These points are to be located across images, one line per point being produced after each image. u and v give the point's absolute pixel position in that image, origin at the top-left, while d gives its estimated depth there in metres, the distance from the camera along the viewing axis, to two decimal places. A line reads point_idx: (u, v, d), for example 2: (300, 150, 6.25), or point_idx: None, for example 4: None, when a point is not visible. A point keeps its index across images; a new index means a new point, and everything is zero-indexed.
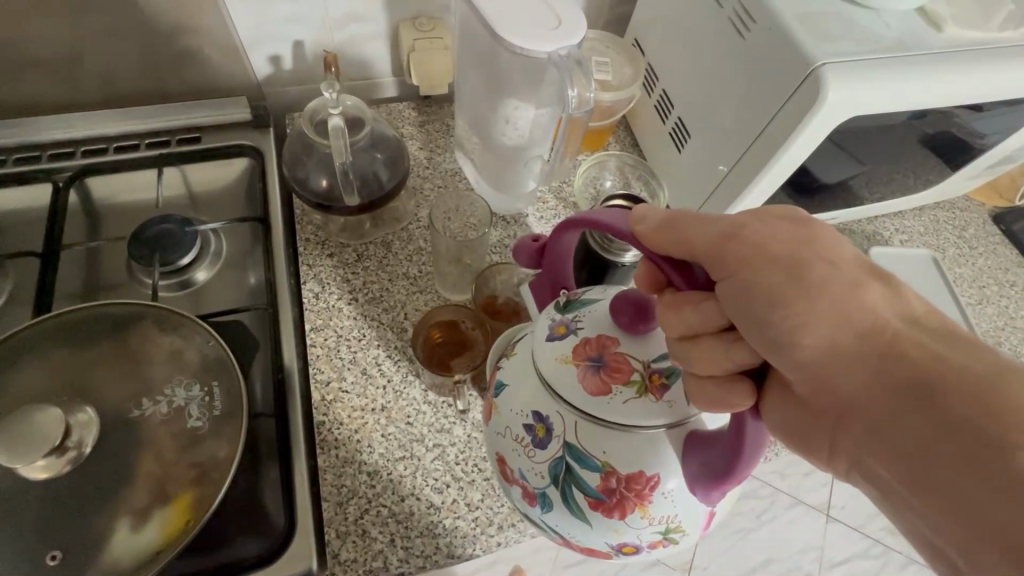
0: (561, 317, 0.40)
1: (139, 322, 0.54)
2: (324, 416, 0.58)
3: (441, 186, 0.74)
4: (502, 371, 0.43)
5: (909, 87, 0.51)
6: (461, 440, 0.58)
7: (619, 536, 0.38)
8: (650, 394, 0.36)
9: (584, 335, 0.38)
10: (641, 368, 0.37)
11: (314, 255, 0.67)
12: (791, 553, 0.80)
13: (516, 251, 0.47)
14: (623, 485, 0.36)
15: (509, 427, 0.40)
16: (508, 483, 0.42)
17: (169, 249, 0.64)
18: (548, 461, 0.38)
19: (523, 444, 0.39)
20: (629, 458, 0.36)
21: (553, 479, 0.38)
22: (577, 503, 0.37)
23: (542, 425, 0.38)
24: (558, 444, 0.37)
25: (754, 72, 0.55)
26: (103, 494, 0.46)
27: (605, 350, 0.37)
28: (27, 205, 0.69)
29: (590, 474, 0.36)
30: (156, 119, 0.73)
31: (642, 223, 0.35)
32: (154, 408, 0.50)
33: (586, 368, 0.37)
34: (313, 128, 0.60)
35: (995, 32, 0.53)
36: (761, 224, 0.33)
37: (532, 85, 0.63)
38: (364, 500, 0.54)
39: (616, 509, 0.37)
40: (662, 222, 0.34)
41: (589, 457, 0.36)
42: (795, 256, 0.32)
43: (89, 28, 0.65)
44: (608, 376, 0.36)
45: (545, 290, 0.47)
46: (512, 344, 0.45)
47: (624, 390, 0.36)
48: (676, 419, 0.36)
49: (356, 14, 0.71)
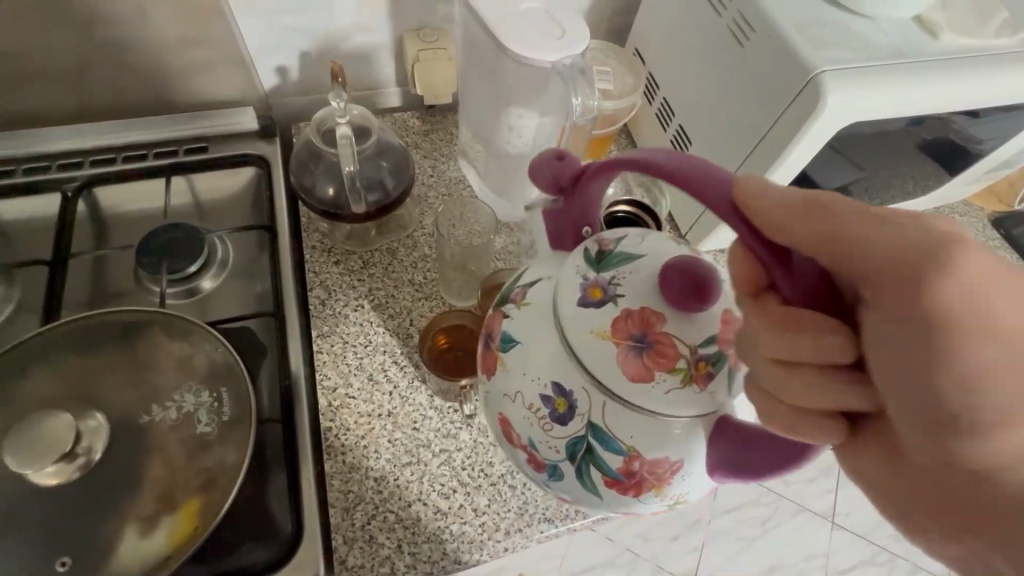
0: (597, 276, 0.38)
1: (148, 328, 0.54)
2: (331, 422, 0.58)
3: (445, 194, 0.75)
4: (510, 324, 0.41)
5: (908, 93, 0.51)
6: (467, 445, 0.58)
7: (625, 506, 0.40)
8: (695, 383, 0.35)
9: (626, 308, 0.36)
10: (687, 355, 0.36)
11: (321, 262, 0.67)
12: (797, 561, 0.94)
13: (537, 175, 0.42)
14: (643, 468, 0.37)
15: (521, 393, 0.40)
16: (513, 447, 0.43)
17: (176, 256, 0.65)
18: (567, 439, 0.38)
19: (538, 416, 0.39)
20: (652, 441, 0.36)
21: (570, 454, 0.39)
22: (592, 479, 0.39)
23: (563, 399, 0.38)
24: (582, 423, 0.37)
25: (754, 80, 0.56)
26: (110, 501, 0.47)
27: (648, 329, 0.36)
28: (37, 216, 0.70)
29: (611, 455, 0.37)
30: (163, 130, 0.74)
31: (757, 200, 0.29)
32: (162, 414, 0.51)
33: (627, 350, 0.36)
34: (320, 136, 0.61)
35: (991, 38, 0.54)
36: (971, 252, 0.25)
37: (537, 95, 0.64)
38: (371, 506, 0.54)
39: (631, 488, 0.38)
40: (791, 211, 0.28)
41: (613, 440, 0.37)
42: (1008, 324, 0.24)
43: (98, 42, 0.66)
44: (651, 361, 0.35)
45: (566, 227, 0.43)
46: (520, 288, 0.42)
47: (667, 378, 0.35)
48: (709, 410, 0.36)
49: (361, 25, 0.72)
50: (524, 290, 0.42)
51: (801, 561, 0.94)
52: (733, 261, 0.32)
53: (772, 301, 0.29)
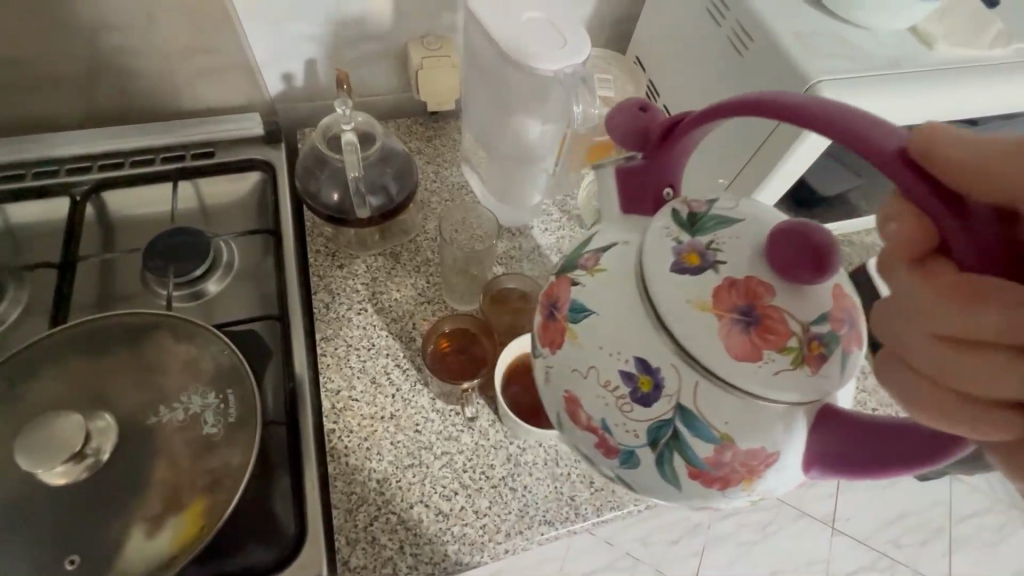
0: (691, 241, 0.33)
1: (156, 330, 0.55)
2: (334, 424, 0.59)
3: (448, 200, 0.76)
4: (580, 292, 0.36)
5: (905, 102, 0.52)
6: (469, 447, 0.59)
7: (703, 500, 0.36)
8: (807, 365, 0.31)
9: (729, 276, 0.32)
10: (800, 332, 0.31)
11: (325, 266, 0.68)
12: (797, 564, 1.02)
13: (620, 125, 0.37)
14: (736, 459, 0.33)
15: (594, 368, 0.34)
16: (573, 427, 0.37)
17: (182, 259, 0.66)
18: (649, 423, 0.33)
19: (616, 395, 0.34)
20: (750, 429, 0.32)
21: (651, 440, 0.34)
22: (673, 469, 0.34)
23: (647, 378, 0.33)
24: (670, 406, 0.33)
25: (752, 89, 0.57)
26: (118, 500, 0.47)
27: (756, 301, 0.31)
28: (47, 220, 0.71)
29: (701, 443, 0.33)
30: (170, 134, 0.75)
31: (947, 144, 0.23)
32: (170, 415, 0.51)
33: (732, 323, 0.31)
34: (325, 143, 0.62)
35: (985, 50, 0.55)
36: None
37: (539, 105, 0.64)
38: (373, 507, 0.55)
39: (717, 480, 0.34)
40: (997, 157, 0.21)
41: (706, 427, 0.32)
42: None
43: (108, 50, 0.68)
44: (760, 337, 0.31)
45: (646, 186, 0.38)
46: (591, 250, 0.37)
47: (778, 357, 0.31)
48: (813, 397, 0.31)
49: (366, 32, 0.73)
50: (596, 254, 0.36)
51: (802, 565, 1.02)
52: (895, 222, 0.25)
53: (948, 267, 0.23)
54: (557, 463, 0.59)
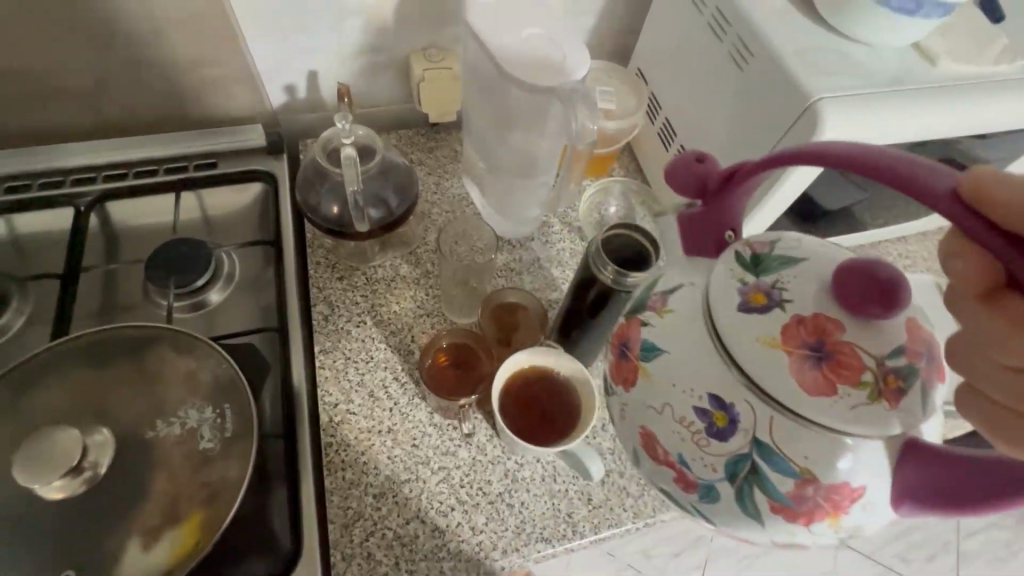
0: (757, 280, 0.33)
1: (155, 343, 0.55)
2: (332, 438, 0.59)
3: (449, 212, 0.76)
4: (649, 331, 0.35)
5: (908, 119, 0.52)
6: (466, 462, 0.58)
7: (789, 537, 0.34)
8: (884, 400, 0.30)
9: (797, 313, 0.32)
10: (873, 367, 0.30)
11: (325, 277, 0.68)
12: None
13: (674, 175, 0.38)
14: (820, 494, 0.31)
15: (669, 405, 0.34)
16: (647, 461, 0.36)
17: (184, 271, 0.66)
18: (726, 457, 0.32)
19: (691, 431, 0.33)
20: (833, 464, 0.30)
21: (729, 474, 0.32)
22: (755, 505, 0.32)
23: (723, 413, 0.32)
24: (745, 440, 0.32)
25: (754, 105, 0.56)
26: (115, 514, 0.47)
27: (825, 337, 0.31)
28: (51, 230, 0.72)
29: (783, 478, 0.31)
30: (174, 146, 0.76)
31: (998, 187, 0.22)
32: (167, 430, 0.51)
33: (803, 360, 0.31)
34: (325, 155, 0.62)
35: (990, 66, 0.54)
36: None
37: (538, 124, 0.64)
38: (369, 523, 0.55)
39: (802, 516, 0.32)
40: None
41: (786, 462, 0.31)
42: None
43: (112, 63, 0.68)
44: (834, 373, 0.30)
45: (705, 230, 0.37)
46: (659, 293, 0.37)
47: (853, 392, 0.30)
48: (895, 432, 0.30)
49: (368, 44, 0.74)
50: (665, 295, 0.36)
51: None
52: (959, 259, 0.26)
53: (1015, 305, 0.25)
54: (555, 479, 0.58)
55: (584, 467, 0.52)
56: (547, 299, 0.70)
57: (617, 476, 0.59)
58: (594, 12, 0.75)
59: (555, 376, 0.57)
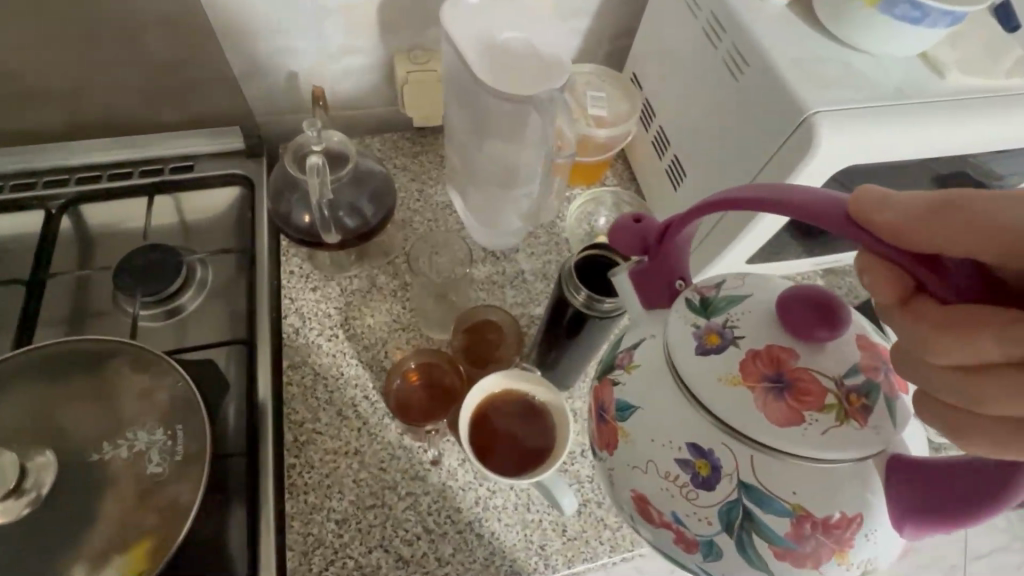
0: (708, 323, 0.31)
1: (110, 358, 0.52)
2: (295, 459, 0.56)
3: (432, 220, 0.73)
4: (622, 389, 0.33)
5: (913, 134, 0.48)
6: (436, 488, 0.56)
7: None
8: (853, 420, 0.28)
9: (750, 346, 0.30)
10: (835, 388, 0.29)
11: (298, 288, 0.66)
12: None
13: (615, 235, 0.36)
14: (820, 530, 0.28)
15: (651, 461, 0.31)
16: (645, 526, 0.32)
17: (153, 279, 0.64)
18: (718, 506, 0.29)
19: (678, 485, 0.30)
20: (827, 497, 0.28)
21: (725, 525, 0.29)
22: (760, 554, 0.29)
23: (703, 460, 0.29)
24: (732, 485, 0.29)
25: (749, 116, 0.53)
26: (57, 539, 0.45)
27: (782, 366, 0.29)
28: (20, 232, 0.70)
29: (778, 520, 0.28)
30: (149, 148, 0.73)
31: (875, 212, 0.25)
32: (114, 452, 0.49)
33: (766, 392, 0.29)
34: (295, 161, 0.59)
35: (1004, 79, 0.50)
36: None
37: (519, 134, 0.61)
38: (330, 551, 0.52)
39: (809, 558, 0.29)
40: (911, 217, 0.24)
41: (776, 500, 0.28)
42: None
43: (84, 62, 0.66)
44: (797, 401, 0.28)
45: (657, 280, 0.35)
46: (625, 351, 0.34)
47: (820, 417, 0.28)
48: (877, 449, 0.28)
49: (350, 46, 0.71)
50: (629, 351, 0.34)
51: None
52: (867, 275, 0.26)
53: (932, 305, 0.24)
54: (528, 508, 0.55)
55: (555, 498, 0.49)
56: (529, 315, 0.67)
57: (593, 507, 0.56)
58: (587, 15, 0.71)
59: (529, 401, 0.54)
